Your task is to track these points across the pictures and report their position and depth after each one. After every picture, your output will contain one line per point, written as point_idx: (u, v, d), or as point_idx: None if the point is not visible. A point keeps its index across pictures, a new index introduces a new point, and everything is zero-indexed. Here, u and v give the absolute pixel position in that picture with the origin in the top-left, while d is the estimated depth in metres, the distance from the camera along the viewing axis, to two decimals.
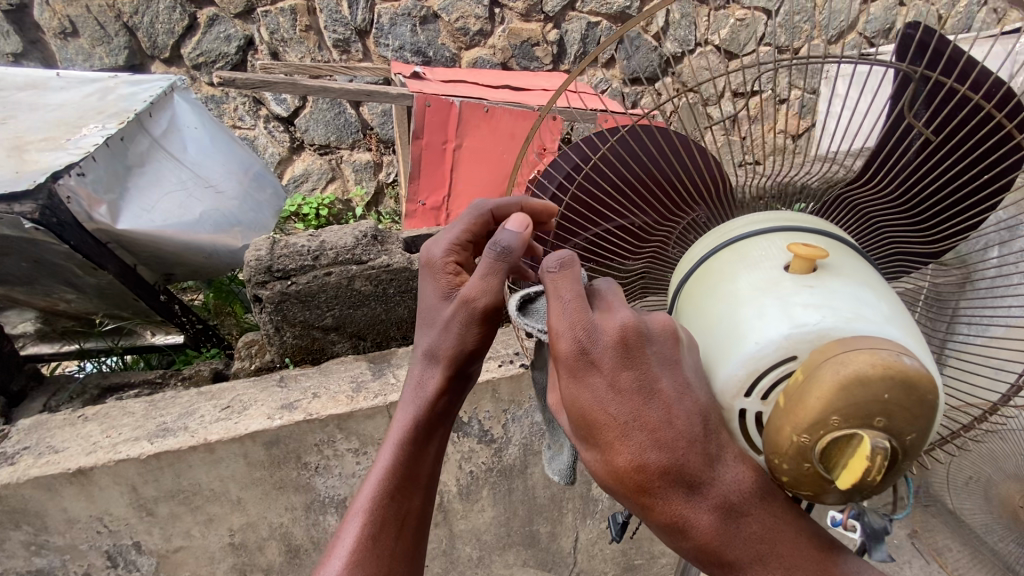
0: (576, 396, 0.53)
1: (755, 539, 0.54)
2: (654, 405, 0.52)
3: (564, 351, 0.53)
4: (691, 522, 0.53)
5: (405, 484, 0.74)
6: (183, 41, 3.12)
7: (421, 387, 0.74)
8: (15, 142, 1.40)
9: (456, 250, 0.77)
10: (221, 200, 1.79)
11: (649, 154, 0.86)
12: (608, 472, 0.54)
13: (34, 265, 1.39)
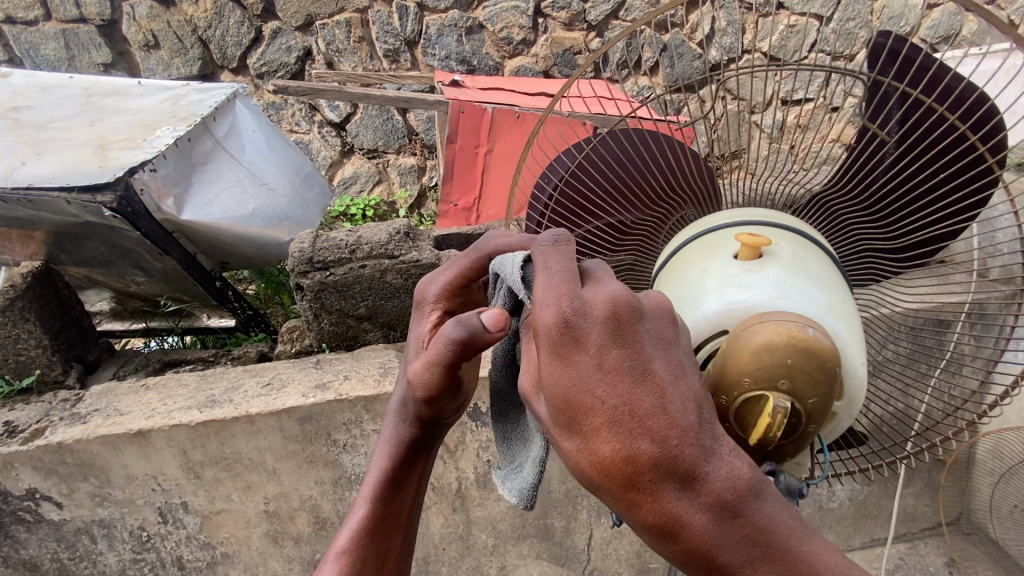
0: (557, 372, 0.47)
1: (760, 552, 0.45)
2: (643, 387, 0.45)
3: (548, 323, 0.47)
4: (683, 527, 0.45)
5: (383, 524, 0.81)
6: (249, 53, 3.39)
7: (397, 434, 0.81)
8: (102, 141, 1.60)
9: (445, 297, 0.75)
10: (272, 197, 1.95)
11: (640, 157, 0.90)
12: (588, 462, 0.46)
13: (111, 249, 1.58)
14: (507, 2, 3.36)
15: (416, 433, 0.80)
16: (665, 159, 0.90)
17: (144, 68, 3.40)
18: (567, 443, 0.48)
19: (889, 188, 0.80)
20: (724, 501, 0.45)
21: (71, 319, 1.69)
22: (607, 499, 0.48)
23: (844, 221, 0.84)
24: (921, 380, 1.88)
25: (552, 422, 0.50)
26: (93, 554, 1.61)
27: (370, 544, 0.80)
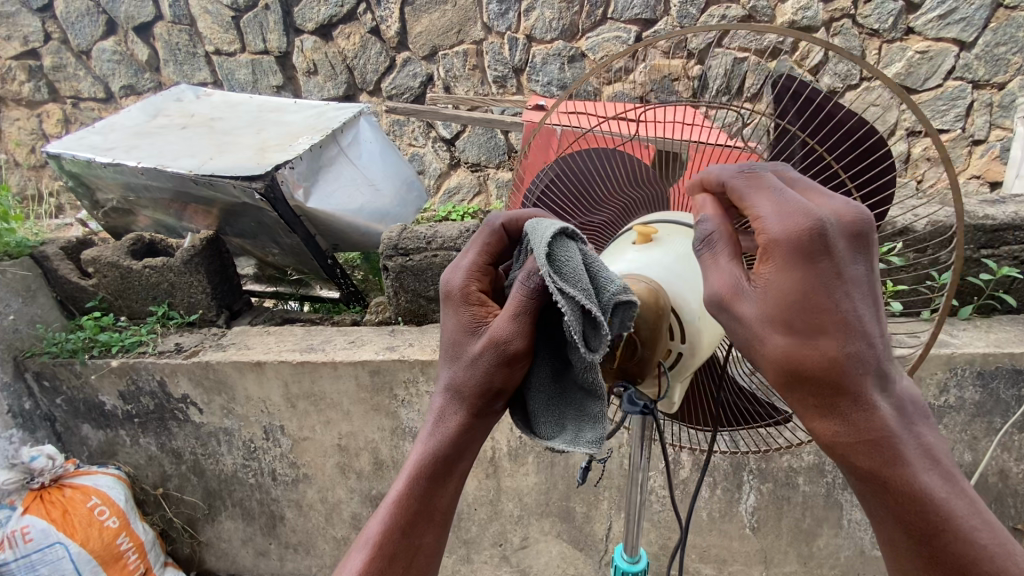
0: (808, 278, 0.55)
1: (923, 449, 0.58)
2: (865, 302, 0.56)
3: (800, 235, 0.55)
4: (877, 417, 0.57)
5: (420, 514, 0.74)
6: (383, 78, 4.02)
7: (441, 422, 0.74)
8: (262, 145, 2.13)
9: (476, 275, 0.76)
10: (377, 196, 2.38)
11: (610, 173, 1.00)
12: (813, 354, 0.56)
13: (258, 225, 2.11)
14: (609, 33, 3.64)
15: (462, 421, 0.73)
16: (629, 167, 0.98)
17: (305, 89, 4.18)
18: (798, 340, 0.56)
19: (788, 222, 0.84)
20: (900, 399, 0.59)
21: (226, 276, 2.24)
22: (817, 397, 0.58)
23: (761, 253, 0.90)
24: (990, 433, 1.73)
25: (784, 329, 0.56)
26: (216, 455, 2.12)
27: (402, 543, 0.73)
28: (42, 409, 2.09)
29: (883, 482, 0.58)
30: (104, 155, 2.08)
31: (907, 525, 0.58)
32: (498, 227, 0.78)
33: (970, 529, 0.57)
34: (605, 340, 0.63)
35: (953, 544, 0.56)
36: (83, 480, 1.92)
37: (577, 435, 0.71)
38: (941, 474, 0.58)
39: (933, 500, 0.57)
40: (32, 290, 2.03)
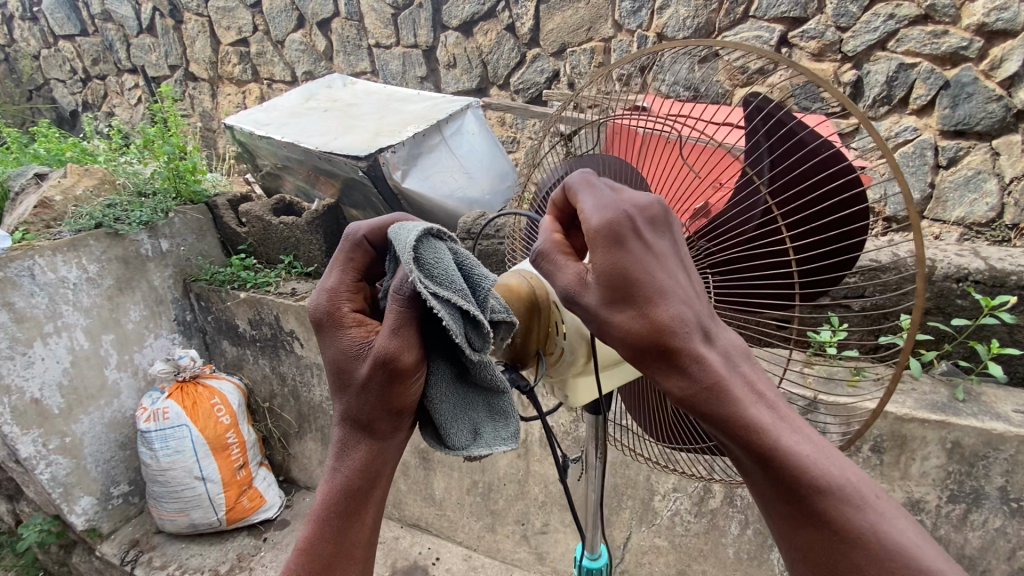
0: (620, 258, 0.64)
1: (753, 392, 0.63)
2: (671, 269, 0.66)
3: (606, 220, 0.65)
4: (710, 367, 0.62)
5: (335, 558, 0.76)
6: (513, 73, 4.26)
7: (343, 460, 0.76)
8: (377, 130, 2.47)
9: (346, 296, 0.78)
10: (469, 183, 2.57)
11: (606, 176, 1.10)
12: (643, 321, 0.63)
13: (366, 198, 2.46)
14: (749, 32, 3.42)
15: (366, 448, 0.75)
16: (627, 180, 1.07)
17: (445, 81, 4.59)
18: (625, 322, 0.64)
19: (748, 251, 0.88)
20: (726, 351, 0.65)
21: None
22: (657, 370, 0.64)
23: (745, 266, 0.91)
24: None
25: (608, 312, 0.64)
26: (309, 385, 2.53)
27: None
28: (198, 322, 2.71)
29: (737, 440, 0.61)
30: (261, 128, 2.59)
31: (768, 474, 0.60)
32: (361, 240, 0.80)
33: (822, 462, 0.60)
34: (487, 339, 0.72)
35: (816, 483, 0.59)
36: (213, 382, 2.49)
37: (492, 437, 0.83)
38: (778, 414, 0.62)
39: (782, 442, 0.59)
40: (203, 231, 2.66)
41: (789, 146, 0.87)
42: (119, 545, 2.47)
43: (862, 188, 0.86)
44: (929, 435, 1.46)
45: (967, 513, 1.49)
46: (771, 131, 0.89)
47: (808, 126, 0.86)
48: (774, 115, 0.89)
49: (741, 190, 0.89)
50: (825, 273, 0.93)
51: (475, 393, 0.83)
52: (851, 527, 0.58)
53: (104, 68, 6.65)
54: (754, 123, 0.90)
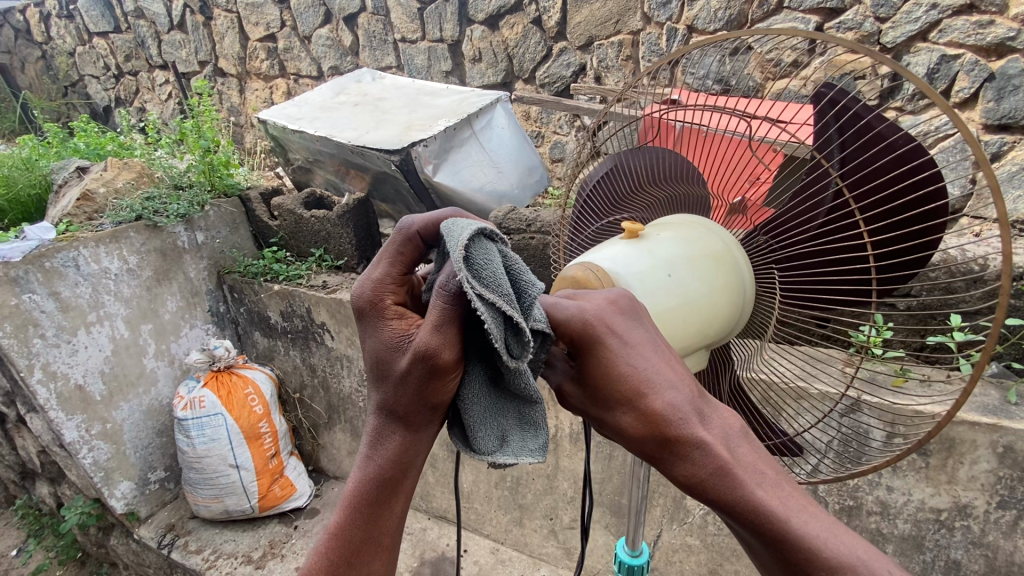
0: (602, 361, 0.70)
1: (757, 473, 0.64)
2: (657, 357, 0.71)
3: (581, 322, 0.72)
4: (706, 451, 0.64)
5: (362, 545, 0.78)
6: (539, 67, 4.24)
7: (375, 449, 0.77)
8: (408, 124, 2.47)
9: (391, 289, 0.80)
10: (499, 178, 2.57)
11: (657, 167, 1.10)
12: (636, 413, 0.68)
13: (396, 191, 2.47)
14: (782, 23, 3.34)
15: (398, 440, 0.76)
16: (676, 171, 1.08)
17: (470, 75, 4.59)
18: (624, 420, 0.70)
19: (818, 248, 0.89)
20: (726, 431, 0.66)
21: (370, 233, 2.65)
22: (662, 460, 0.68)
23: (810, 263, 0.92)
24: None
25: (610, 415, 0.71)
26: (339, 376, 2.55)
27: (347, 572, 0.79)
28: (231, 313, 2.77)
29: (743, 522, 0.63)
30: (293, 123, 2.62)
31: (785, 561, 0.61)
32: (414, 236, 0.82)
33: (832, 542, 0.59)
34: (527, 347, 0.67)
35: (827, 562, 0.58)
36: (246, 371, 2.54)
37: (520, 447, 0.78)
38: (784, 493, 0.62)
39: (790, 526, 0.60)
40: (236, 224, 2.70)
41: (865, 141, 0.85)
42: (156, 529, 2.54)
43: (946, 180, 0.81)
44: (979, 438, 1.42)
45: (1018, 519, 1.45)
46: (847, 124, 0.86)
47: (885, 118, 0.83)
48: (849, 108, 0.86)
49: (811, 186, 0.89)
50: (904, 265, 0.90)
51: (507, 399, 0.79)
52: None
53: (137, 64, 6.82)
54: (823, 117, 0.88)
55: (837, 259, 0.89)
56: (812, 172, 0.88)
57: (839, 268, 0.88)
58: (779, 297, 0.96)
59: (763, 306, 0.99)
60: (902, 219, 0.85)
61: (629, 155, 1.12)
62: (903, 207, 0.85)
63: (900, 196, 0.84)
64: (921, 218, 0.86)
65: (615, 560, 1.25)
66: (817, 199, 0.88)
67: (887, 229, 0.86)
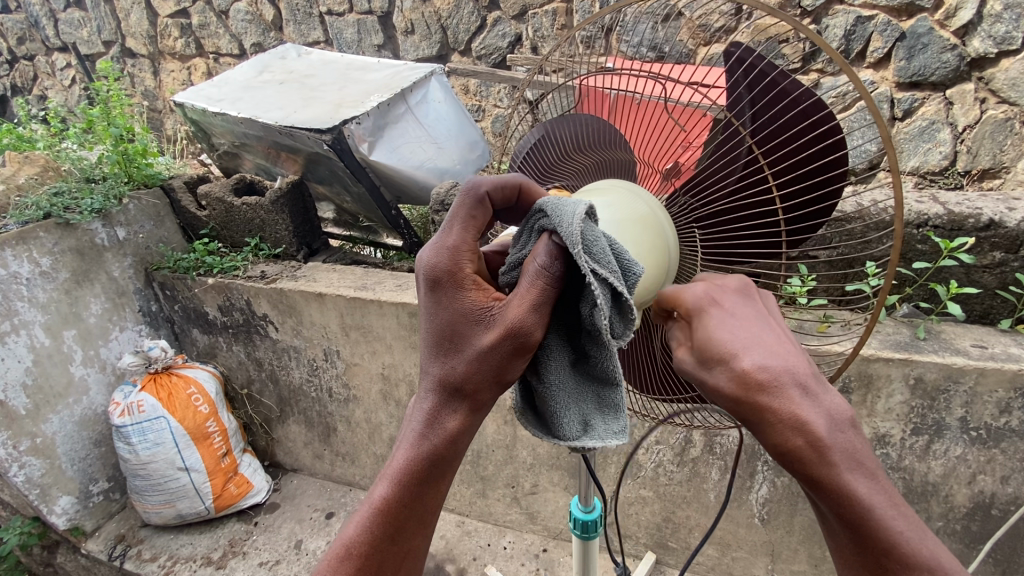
0: (708, 326, 0.70)
1: (856, 462, 0.59)
2: (767, 335, 0.67)
3: (694, 301, 0.74)
4: (800, 423, 0.60)
5: (405, 523, 0.74)
6: (474, 39, 4.14)
7: (436, 424, 0.73)
8: (339, 101, 2.37)
9: (466, 259, 0.75)
10: (439, 154, 2.52)
11: (583, 132, 1.12)
12: (729, 374, 0.64)
13: (332, 173, 2.38)
14: None
15: (462, 417, 0.72)
16: (602, 137, 1.11)
17: (403, 48, 4.44)
18: (717, 379, 0.66)
19: (734, 203, 0.93)
20: (830, 412, 0.61)
21: (307, 218, 2.55)
22: (752, 428, 0.64)
23: (726, 218, 0.96)
24: None
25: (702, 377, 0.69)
26: (288, 367, 2.47)
27: (391, 547, 0.74)
28: (165, 312, 2.62)
29: (827, 502, 0.60)
30: (214, 105, 2.46)
31: (859, 548, 0.60)
32: (484, 200, 0.78)
33: (917, 544, 0.58)
34: (630, 326, 0.73)
35: (902, 558, 0.57)
36: (187, 371, 2.43)
37: (604, 430, 0.78)
38: (877, 486, 0.59)
39: (875, 515, 0.58)
40: (161, 216, 2.55)
41: (771, 97, 0.89)
42: (105, 542, 2.43)
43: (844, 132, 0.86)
44: (893, 373, 1.56)
45: (930, 443, 1.61)
46: (754, 81, 0.91)
47: (789, 74, 0.87)
48: (755, 65, 0.91)
49: (726, 143, 0.94)
50: (811, 217, 0.95)
51: (588, 381, 0.80)
52: None
53: (32, 47, 6.17)
54: (736, 76, 0.92)
55: (752, 214, 0.94)
56: (726, 130, 0.92)
57: (754, 222, 0.92)
58: (701, 255, 1.00)
59: (687, 268, 1.03)
60: (809, 171, 0.91)
61: (555, 123, 1.14)
62: (809, 159, 0.90)
63: (805, 149, 0.89)
64: (824, 170, 0.91)
65: (570, 517, 1.30)
66: (732, 155, 0.92)
67: (795, 179, 0.91)
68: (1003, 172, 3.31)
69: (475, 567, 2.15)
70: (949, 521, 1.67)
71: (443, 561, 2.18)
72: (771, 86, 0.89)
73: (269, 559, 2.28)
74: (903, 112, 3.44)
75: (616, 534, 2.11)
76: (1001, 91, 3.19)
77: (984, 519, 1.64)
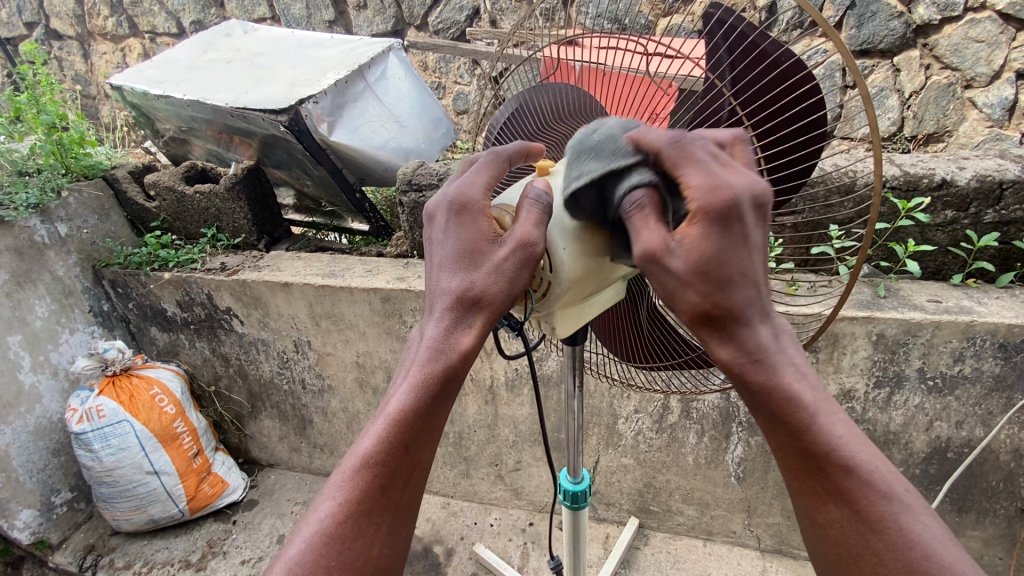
0: (720, 241, 0.63)
1: (799, 371, 0.68)
2: (757, 259, 0.65)
3: (707, 205, 0.62)
4: (760, 338, 0.67)
5: (418, 436, 0.75)
6: (430, 12, 4.01)
7: (452, 340, 0.76)
8: (293, 80, 2.25)
9: (488, 192, 0.80)
10: (402, 133, 2.45)
11: (559, 98, 1.10)
12: (716, 299, 0.65)
13: (290, 156, 2.27)
14: None
15: (477, 329, 0.76)
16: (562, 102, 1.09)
17: (356, 24, 4.27)
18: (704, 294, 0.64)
19: None
20: (776, 331, 0.69)
21: (266, 205, 2.44)
22: (714, 336, 0.67)
23: None
24: (1007, 410, 1.62)
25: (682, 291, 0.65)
26: (256, 361, 2.39)
27: (405, 457, 0.74)
28: (119, 311, 2.48)
29: (781, 409, 0.67)
30: (156, 87, 2.30)
31: (800, 449, 0.67)
32: (507, 158, 0.83)
33: (852, 447, 0.66)
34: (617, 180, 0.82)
35: (840, 459, 0.66)
36: (148, 372, 2.32)
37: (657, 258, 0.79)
38: (821, 396, 0.68)
39: (819, 422, 0.66)
40: (106, 209, 2.40)
41: (752, 59, 0.89)
42: (73, 553, 2.32)
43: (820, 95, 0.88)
44: (857, 330, 1.62)
45: (892, 394, 1.70)
46: (735, 44, 0.90)
47: (770, 36, 0.87)
48: (735, 27, 0.90)
49: (706, 106, 0.92)
50: (788, 181, 0.96)
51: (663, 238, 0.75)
52: (873, 510, 0.65)
53: None
54: (718, 36, 0.92)
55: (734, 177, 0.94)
56: (707, 92, 0.90)
57: None
58: None
59: None
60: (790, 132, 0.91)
61: (530, 92, 1.11)
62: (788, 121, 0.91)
63: (784, 111, 0.90)
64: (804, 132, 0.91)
65: (558, 488, 1.31)
66: (714, 117, 0.91)
67: (775, 142, 0.92)
68: (946, 136, 3.48)
69: (463, 546, 2.16)
70: (910, 466, 1.78)
71: (431, 543, 2.18)
72: (750, 48, 0.89)
73: (251, 557, 2.23)
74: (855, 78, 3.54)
75: (599, 502, 2.16)
76: (944, 57, 3.32)
77: (941, 462, 1.75)
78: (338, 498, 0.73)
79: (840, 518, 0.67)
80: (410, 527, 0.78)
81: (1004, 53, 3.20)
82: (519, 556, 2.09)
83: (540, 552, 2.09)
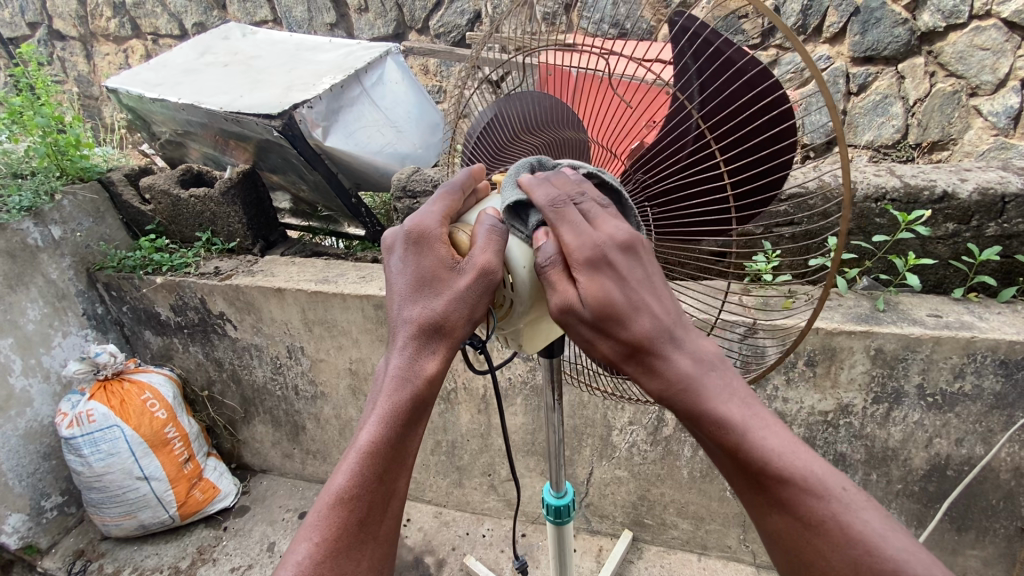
0: (602, 286, 0.68)
1: (727, 391, 0.68)
2: (650, 293, 0.70)
3: (585, 258, 0.69)
4: (675, 367, 0.68)
5: (392, 463, 0.73)
6: (431, 15, 4.00)
7: (416, 366, 0.75)
8: (288, 84, 2.24)
9: (445, 220, 0.80)
10: (399, 138, 2.43)
11: (534, 107, 1.07)
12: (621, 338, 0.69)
13: (285, 161, 2.26)
14: None
15: (441, 355, 0.75)
16: (554, 116, 1.07)
17: (357, 27, 4.26)
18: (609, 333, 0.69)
19: (688, 177, 0.91)
20: (697, 353, 0.70)
21: (261, 209, 2.43)
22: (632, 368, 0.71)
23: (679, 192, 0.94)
24: (1008, 428, 1.58)
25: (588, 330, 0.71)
26: (250, 367, 2.37)
27: (380, 488, 0.73)
28: (113, 314, 2.47)
29: (709, 432, 0.68)
30: (152, 90, 2.29)
31: (738, 466, 0.67)
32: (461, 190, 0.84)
33: (786, 456, 0.65)
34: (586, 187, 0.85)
35: (776, 472, 0.65)
36: (140, 376, 2.30)
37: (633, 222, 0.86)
38: (752, 412, 0.67)
39: (746, 436, 0.65)
40: (100, 212, 2.39)
41: (718, 67, 0.87)
42: (62, 558, 2.31)
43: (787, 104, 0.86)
44: (856, 344, 1.59)
45: (890, 411, 1.66)
46: (699, 52, 0.88)
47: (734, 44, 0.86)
48: (699, 35, 0.88)
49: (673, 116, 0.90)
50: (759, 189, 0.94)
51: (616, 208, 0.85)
52: (810, 511, 0.64)
53: None
54: (683, 44, 0.89)
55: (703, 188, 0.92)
56: (674, 102, 0.89)
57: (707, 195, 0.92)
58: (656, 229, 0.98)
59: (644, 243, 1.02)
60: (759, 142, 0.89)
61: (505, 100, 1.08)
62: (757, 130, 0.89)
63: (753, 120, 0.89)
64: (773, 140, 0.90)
65: (541, 503, 1.29)
66: (682, 129, 0.89)
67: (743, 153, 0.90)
68: (950, 144, 3.44)
69: (454, 557, 2.13)
70: (908, 483, 1.75)
71: (422, 553, 2.16)
72: (714, 56, 0.87)
73: (241, 565, 2.21)
74: (858, 85, 3.50)
75: (593, 514, 2.13)
76: (949, 64, 3.29)
77: (940, 480, 1.72)
78: (314, 539, 0.71)
79: (783, 519, 0.66)
80: (389, 558, 0.76)
81: (1009, 61, 3.16)
82: (511, 568, 2.06)
83: (532, 565, 2.07)
